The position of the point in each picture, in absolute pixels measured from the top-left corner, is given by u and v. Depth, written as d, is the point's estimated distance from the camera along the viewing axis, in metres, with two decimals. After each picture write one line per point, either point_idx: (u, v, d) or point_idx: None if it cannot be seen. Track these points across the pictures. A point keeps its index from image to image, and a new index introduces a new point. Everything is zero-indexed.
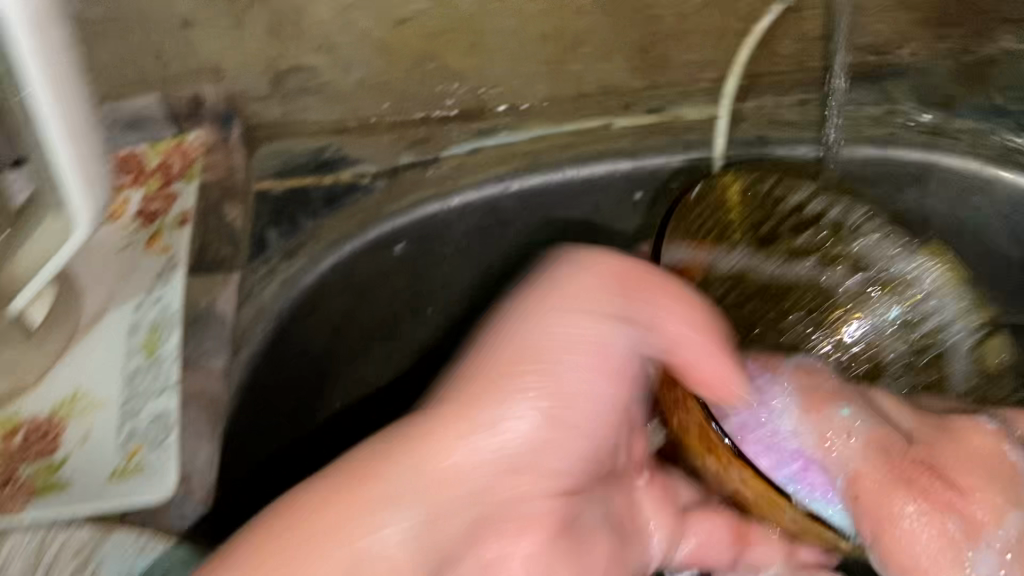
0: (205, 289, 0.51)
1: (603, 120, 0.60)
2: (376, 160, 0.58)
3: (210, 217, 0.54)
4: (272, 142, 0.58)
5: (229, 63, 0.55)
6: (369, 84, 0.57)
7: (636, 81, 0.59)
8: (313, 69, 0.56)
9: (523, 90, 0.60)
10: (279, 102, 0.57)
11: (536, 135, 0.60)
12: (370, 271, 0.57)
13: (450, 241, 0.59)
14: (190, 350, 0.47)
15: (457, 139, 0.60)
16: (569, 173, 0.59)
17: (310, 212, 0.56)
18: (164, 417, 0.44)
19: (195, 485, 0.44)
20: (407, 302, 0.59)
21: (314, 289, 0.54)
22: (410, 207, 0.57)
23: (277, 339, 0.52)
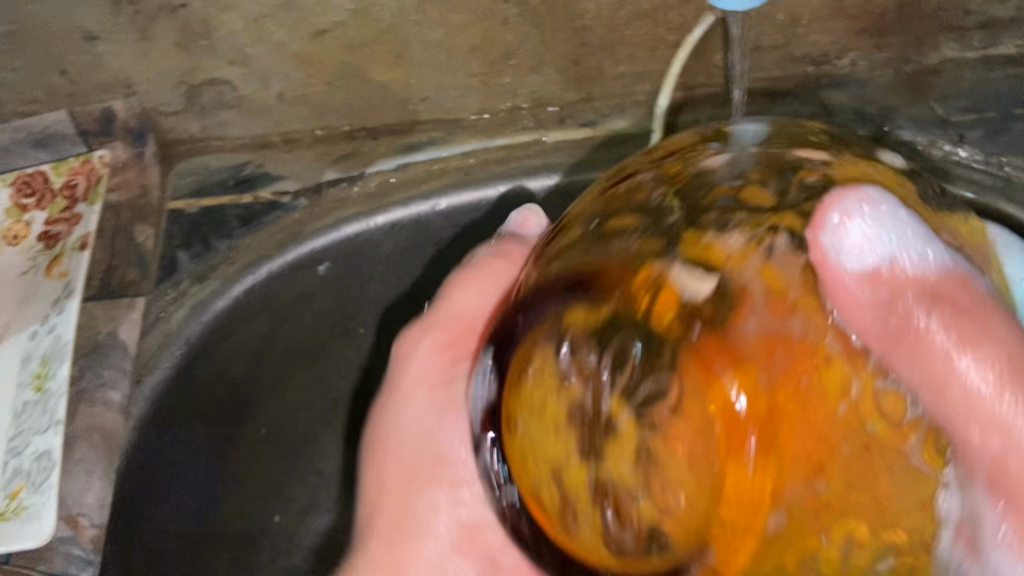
0: (109, 316, 0.48)
1: (535, 135, 0.58)
2: (299, 177, 0.56)
3: (119, 238, 0.52)
4: (193, 157, 0.56)
5: (139, 77, 0.52)
6: (289, 97, 0.55)
7: (570, 93, 0.57)
8: (229, 83, 0.53)
9: (452, 103, 0.57)
10: (196, 116, 0.55)
11: (467, 150, 0.58)
12: (292, 295, 0.55)
13: (379, 260, 0.57)
14: (86, 381, 0.45)
15: (385, 153, 0.58)
16: (498, 189, 0.57)
17: (226, 233, 0.54)
18: (46, 456, 0.41)
19: (85, 525, 0.41)
20: (335, 324, 0.57)
21: (226, 314, 0.52)
22: (334, 227, 0.55)
23: (185, 366, 0.51)
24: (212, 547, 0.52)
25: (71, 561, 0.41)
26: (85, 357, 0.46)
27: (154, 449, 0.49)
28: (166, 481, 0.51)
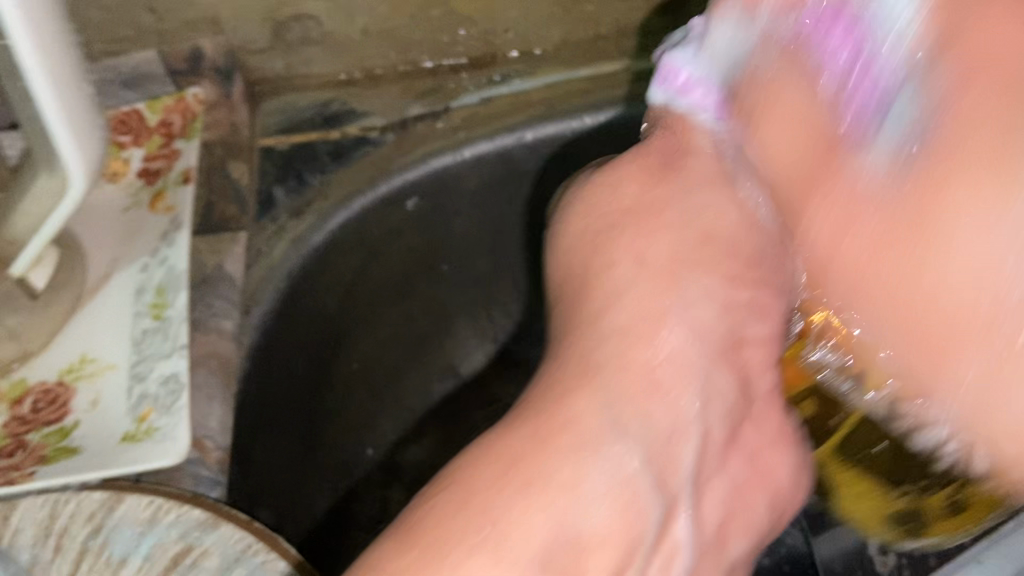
0: (213, 249, 0.48)
1: (619, 64, 0.58)
2: (384, 112, 0.56)
3: (213, 174, 0.52)
4: (277, 96, 0.57)
5: (226, 14, 0.53)
6: (373, 32, 0.55)
7: (652, 21, 0.57)
8: (314, 18, 0.54)
9: (534, 34, 0.57)
10: (281, 54, 0.55)
11: (551, 81, 0.57)
12: (381, 231, 0.55)
13: (464, 195, 0.57)
14: (197, 312, 0.45)
15: (469, 88, 0.57)
16: (584, 122, 0.56)
17: (318, 167, 0.54)
18: (174, 379, 0.42)
19: (210, 446, 0.41)
20: (423, 262, 0.59)
21: (325, 248, 0.52)
22: (423, 159, 0.55)
23: (289, 300, 0.50)
24: (314, 475, 0.54)
25: (200, 481, 0.40)
26: (194, 289, 0.47)
27: (266, 380, 0.48)
28: (278, 417, 0.50)
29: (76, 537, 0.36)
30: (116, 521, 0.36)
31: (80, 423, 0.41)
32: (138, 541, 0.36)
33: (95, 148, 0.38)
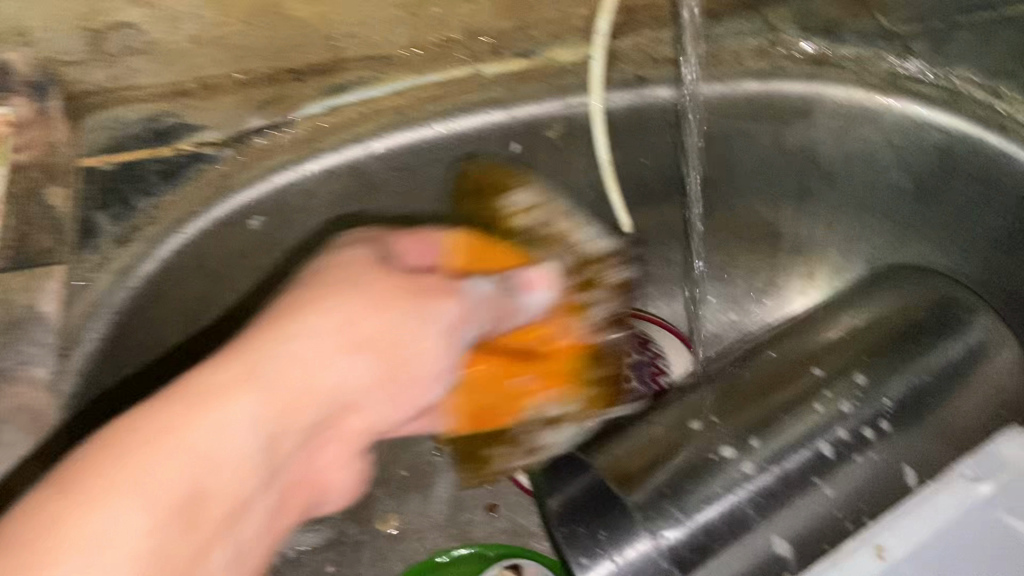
0: (25, 288, 0.44)
1: (472, 69, 0.55)
2: (221, 127, 0.53)
3: (30, 203, 0.47)
4: (105, 110, 0.52)
5: (35, 23, 0.48)
6: (205, 40, 0.51)
7: (503, 23, 0.54)
8: (134, 27, 0.49)
9: (379, 40, 0.53)
10: (102, 66, 0.51)
11: (401, 89, 0.54)
12: (223, 254, 0.52)
13: (313, 212, 0.54)
14: (5, 359, 0.42)
15: (311, 96, 0.54)
16: (439, 129, 0.54)
17: (145, 189, 0.50)
18: None
19: None
20: (274, 283, 0.55)
21: (157, 278, 0.49)
22: (263, 177, 0.52)
23: (117, 337, 0.47)
24: None
25: None
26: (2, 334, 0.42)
27: (87, 423, 0.46)
28: None
29: None
30: None
31: None
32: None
33: None
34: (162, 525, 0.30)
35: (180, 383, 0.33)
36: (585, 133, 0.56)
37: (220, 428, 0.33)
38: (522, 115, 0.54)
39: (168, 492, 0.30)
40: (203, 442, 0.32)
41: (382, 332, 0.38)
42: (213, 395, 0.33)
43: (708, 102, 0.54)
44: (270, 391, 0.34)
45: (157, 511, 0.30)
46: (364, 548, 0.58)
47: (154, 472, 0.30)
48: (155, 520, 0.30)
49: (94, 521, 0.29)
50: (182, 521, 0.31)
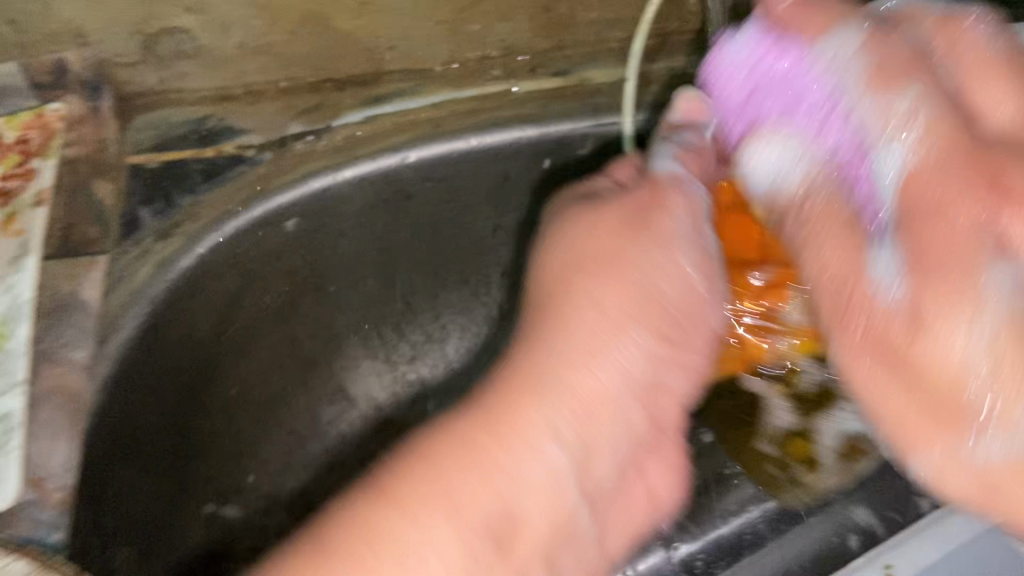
0: (68, 276, 0.46)
1: (505, 85, 0.57)
2: (264, 131, 0.55)
3: (76, 196, 0.49)
4: (150, 111, 0.54)
5: (92, 26, 0.50)
6: (251, 48, 0.53)
7: (541, 42, 0.56)
8: (187, 32, 0.51)
9: (420, 53, 0.55)
10: (152, 69, 0.53)
11: (438, 102, 0.56)
12: (257, 254, 0.53)
13: (346, 216, 0.56)
14: (47, 340, 0.43)
15: (353, 106, 0.56)
16: (471, 142, 0.55)
17: (188, 188, 0.52)
18: (6, 419, 0.40)
19: (51, 488, 0.40)
20: (305, 283, 0.57)
21: (196, 272, 0.50)
22: (301, 180, 0.53)
23: (153, 326, 0.48)
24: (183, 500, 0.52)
25: (38, 525, 0.39)
26: (44, 318, 0.44)
27: (126, 411, 0.47)
28: (140, 448, 0.48)
29: None
30: None
31: None
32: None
33: None
34: (489, 476, 0.35)
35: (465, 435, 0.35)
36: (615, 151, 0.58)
37: (579, 352, 0.37)
38: (554, 131, 0.56)
39: (456, 480, 0.34)
40: (587, 343, 0.38)
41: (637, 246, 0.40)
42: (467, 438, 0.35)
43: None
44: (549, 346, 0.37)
45: (561, 363, 0.37)
46: None
47: (448, 495, 0.34)
48: (527, 436, 0.36)
49: (416, 532, 0.33)
50: (469, 457, 0.35)
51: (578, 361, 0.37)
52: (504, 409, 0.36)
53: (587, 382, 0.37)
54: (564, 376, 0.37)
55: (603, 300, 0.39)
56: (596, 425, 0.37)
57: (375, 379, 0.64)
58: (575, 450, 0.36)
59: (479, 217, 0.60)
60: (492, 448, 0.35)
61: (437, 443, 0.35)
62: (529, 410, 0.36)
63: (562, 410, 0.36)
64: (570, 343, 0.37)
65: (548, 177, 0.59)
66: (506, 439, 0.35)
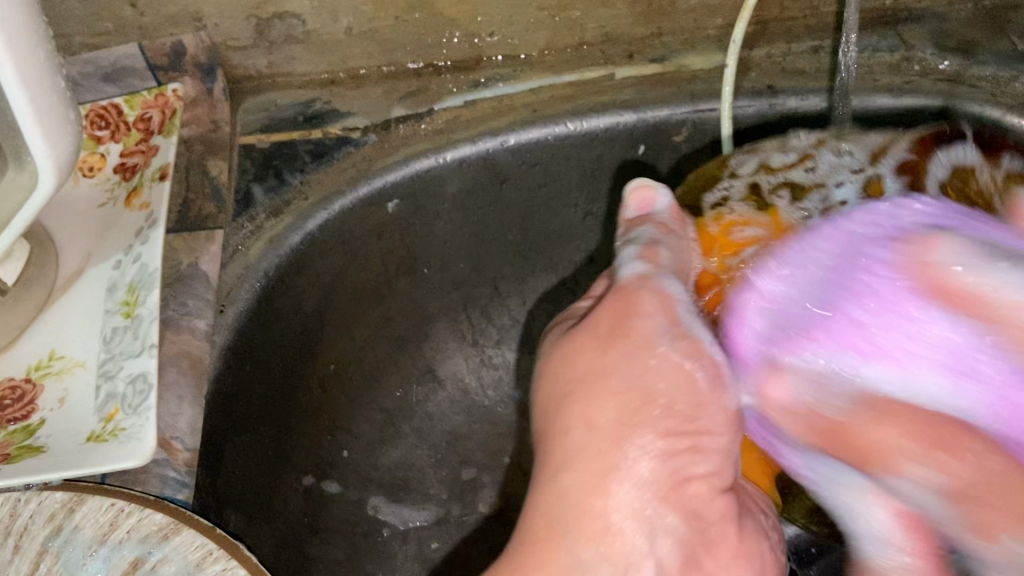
0: (188, 248, 0.48)
1: (603, 71, 0.57)
2: (368, 114, 0.56)
3: (192, 172, 0.51)
4: (260, 93, 0.56)
5: (209, 10, 0.52)
6: (358, 33, 0.55)
7: (639, 29, 0.57)
8: (298, 17, 0.53)
9: (520, 39, 0.57)
10: (264, 52, 0.55)
11: (535, 87, 0.57)
12: (360, 233, 0.55)
13: (444, 199, 0.57)
14: (170, 309, 0.45)
15: (452, 91, 0.57)
16: (568, 126, 0.55)
17: (298, 167, 0.54)
18: (143, 379, 0.41)
19: (178, 448, 0.41)
20: (401, 264, 0.58)
21: (303, 249, 0.52)
22: (404, 162, 0.54)
23: (264, 300, 0.50)
24: (286, 471, 0.53)
25: (166, 483, 0.40)
26: (168, 288, 0.46)
27: (240, 380, 0.48)
28: (252, 418, 0.50)
29: (36, 538, 0.37)
30: (77, 522, 0.37)
31: (47, 421, 0.41)
32: (87, 559, 0.36)
33: (65, 142, 0.38)
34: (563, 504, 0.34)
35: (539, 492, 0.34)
36: (712, 140, 0.57)
37: (627, 394, 0.34)
38: (651, 117, 0.55)
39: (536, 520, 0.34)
40: (624, 363, 0.35)
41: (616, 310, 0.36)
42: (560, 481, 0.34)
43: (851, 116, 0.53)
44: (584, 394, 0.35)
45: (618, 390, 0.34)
46: (466, 530, 0.61)
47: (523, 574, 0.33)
48: (593, 453, 0.33)
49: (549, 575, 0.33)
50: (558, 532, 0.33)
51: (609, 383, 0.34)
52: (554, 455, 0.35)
53: (635, 374, 0.34)
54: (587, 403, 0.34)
55: (578, 356, 0.36)
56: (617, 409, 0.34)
57: (463, 361, 0.65)
58: (677, 433, 0.34)
59: (571, 203, 0.60)
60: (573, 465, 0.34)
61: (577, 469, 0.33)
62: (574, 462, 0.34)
63: (592, 414, 0.34)
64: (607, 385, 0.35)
65: (643, 165, 0.58)
66: (587, 414, 0.34)
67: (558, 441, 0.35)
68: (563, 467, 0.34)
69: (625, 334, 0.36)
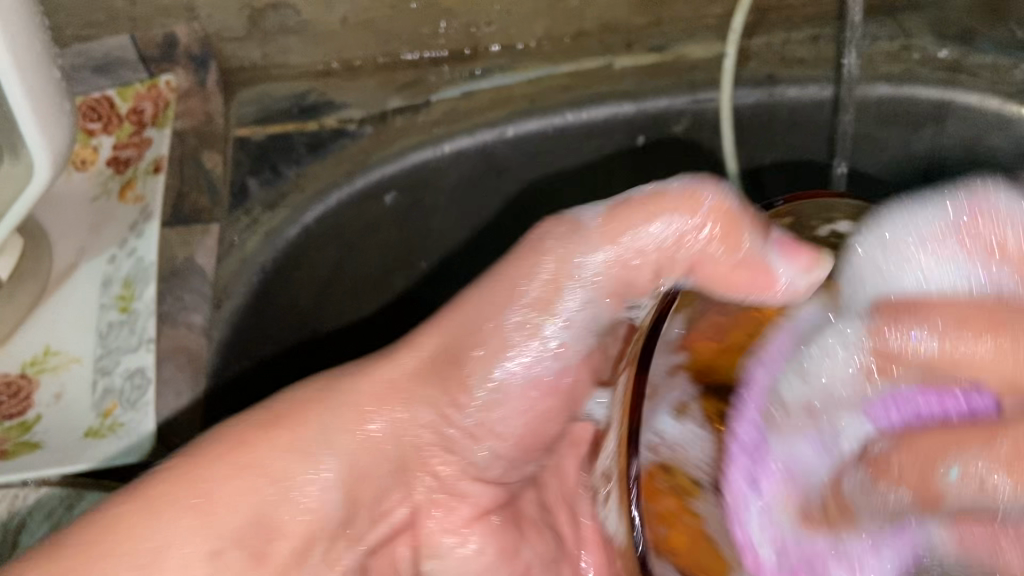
0: (184, 242, 0.47)
1: (603, 61, 0.57)
2: (363, 105, 0.55)
3: (185, 165, 0.50)
4: (254, 85, 0.55)
5: (203, 0, 0.51)
6: (353, 23, 0.54)
7: (638, 18, 0.57)
8: (292, 7, 0.52)
9: (517, 29, 0.56)
10: (257, 43, 0.54)
11: (533, 77, 0.56)
12: (358, 227, 0.54)
13: (442, 191, 0.56)
14: (167, 305, 0.44)
15: (449, 82, 0.56)
16: (568, 118, 0.54)
17: (294, 160, 0.53)
18: (140, 374, 0.41)
19: (176, 444, 0.40)
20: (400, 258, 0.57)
21: (301, 242, 0.51)
22: (401, 154, 0.54)
23: (262, 296, 0.50)
24: None
25: None
26: (164, 282, 0.45)
27: (237, 373, 0.49)
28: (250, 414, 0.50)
29: None
30: None
31: (43, 417, 0.41)
32: None
33: (63, 135, 0.38)
34: (208, 519, 0.33)
35: (161, 479, 0.34)
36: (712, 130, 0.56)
37: (284, 454, 0.35)
38: (649, 107, 0.55)
39: (156, 514, 0.32)
40: (306, 432, 0.36)
41: (357, 388, 0.38)
42: (228, 460, 0.34)
43: (853, 108, 0.53)
44: (338, 404, 0.37)
45: (298, 439, 0.36)
46: None
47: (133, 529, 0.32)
48: (239, 508, 0.34)
49: (153, 531, 0.32)
50: (155, 512, 0.32)
51: (295, 433, 0.36)
52: (246, 462, 0.34)
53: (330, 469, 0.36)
54: (278, 469, 0.35)
55: (309, 410, 0.37)
56: (292, 494, 0.35)
57: None
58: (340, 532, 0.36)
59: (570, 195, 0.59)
60: (262, 473, 0.35)
61: (212, 477, 0.34)
62: (225, 478, 0.34)
63: (256, 474, 0.34)
64: (286, 452, 0.35)
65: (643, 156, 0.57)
66: (278, 459, 0.35)
67: (225, 469, 0.34)
68: (234, 477, 0.34)
69: (358, 396, 0.38)
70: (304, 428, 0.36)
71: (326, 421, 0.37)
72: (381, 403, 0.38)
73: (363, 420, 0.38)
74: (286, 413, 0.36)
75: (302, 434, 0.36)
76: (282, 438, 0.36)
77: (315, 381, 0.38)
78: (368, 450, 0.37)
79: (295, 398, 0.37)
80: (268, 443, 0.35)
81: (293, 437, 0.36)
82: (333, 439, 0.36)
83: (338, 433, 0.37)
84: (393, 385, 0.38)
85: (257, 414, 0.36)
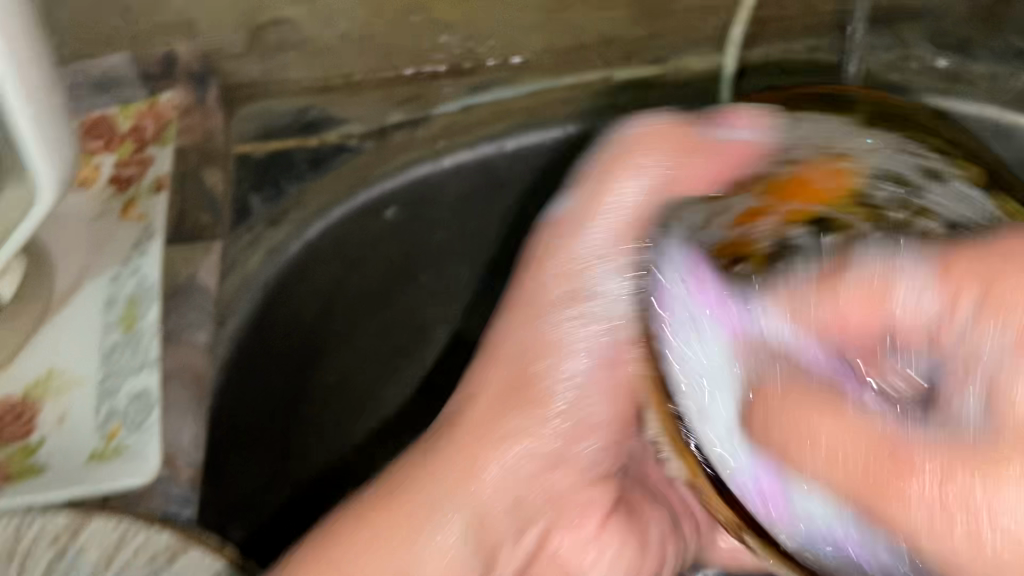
0: (187, 259, 0.47)
1: (602, 74, 0.57)
2: (364, 120, 0.56)
3: (187, 183, 0.50)
4: (252, 102, 0.55)
5: (202, 19, 0.51)
6: (352, 38, 0.53)
7: (638, 30, 0.56)
8: (291, 23, 0.52)
9: (516, 42, 0.56)
10: (256, 60, 0.54)
11: (532, 91, 0.57)
12: (360, 241, 0.54)
13: (444, 206, 0.56)
14: (171, 323, 0.44)
15: (449, 96, 0.56)
16: (567, 130, 0.55)
17: (295, 175, 0.54)
18: (144, 396, 0.41)
19: (183, 462, 0.40)
20: (403, 271, 0.56)
21: (303, 257, 0.52)
22: (402, 169, 0.54)
23: (266, 311, 0.50)
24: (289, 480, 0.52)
25: (171, 500, 0.39)
26: (167, 301, 0.45)
27: (240, 390, 0.48)
28: (254, 430, 0.49)
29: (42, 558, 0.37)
30: (85, 540, 0.37)
31: (48, 439, 0.41)
32: None
33: (66, 157, 0.38)
34: None
35: None
36: None
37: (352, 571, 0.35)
38: None
39: None
40: (407, 522, 0.36)
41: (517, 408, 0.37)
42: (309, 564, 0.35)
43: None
44: (426, 463, 0.37)
45: (385, 531, 0.36)
46: None
47: None
48: None
49: None
50: None
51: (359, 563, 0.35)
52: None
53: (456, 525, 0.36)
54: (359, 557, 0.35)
55: (405, 492, 0.37)
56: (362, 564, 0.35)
57: None
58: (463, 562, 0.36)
59: None
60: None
61: None
62: None
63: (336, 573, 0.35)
64: (368, 537, 0.36)
65: None
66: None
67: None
68: None
69: (435, 495, 0.36)
70: (368, 540, 0.36)
71: (418, 503, 0.36)
72: (457, 489, 0.36)
73: (440, 509, 0.36)
74: (365, 535, 0.36)
75: (389, 521, 0.36)
76: (374, 532, 0.36)
77: (409, 457, 0.38)
78: (464, 474, 0.36)
79: (391, 483, 0.37)
80: (339, 555, 0.36)
81: (376, 537, 0.36)
82: (419, 546, 0.36)
83: (464, 509, 0.36)
84: (438, 444, 0.37)
85: (342, 519, 0.37)
